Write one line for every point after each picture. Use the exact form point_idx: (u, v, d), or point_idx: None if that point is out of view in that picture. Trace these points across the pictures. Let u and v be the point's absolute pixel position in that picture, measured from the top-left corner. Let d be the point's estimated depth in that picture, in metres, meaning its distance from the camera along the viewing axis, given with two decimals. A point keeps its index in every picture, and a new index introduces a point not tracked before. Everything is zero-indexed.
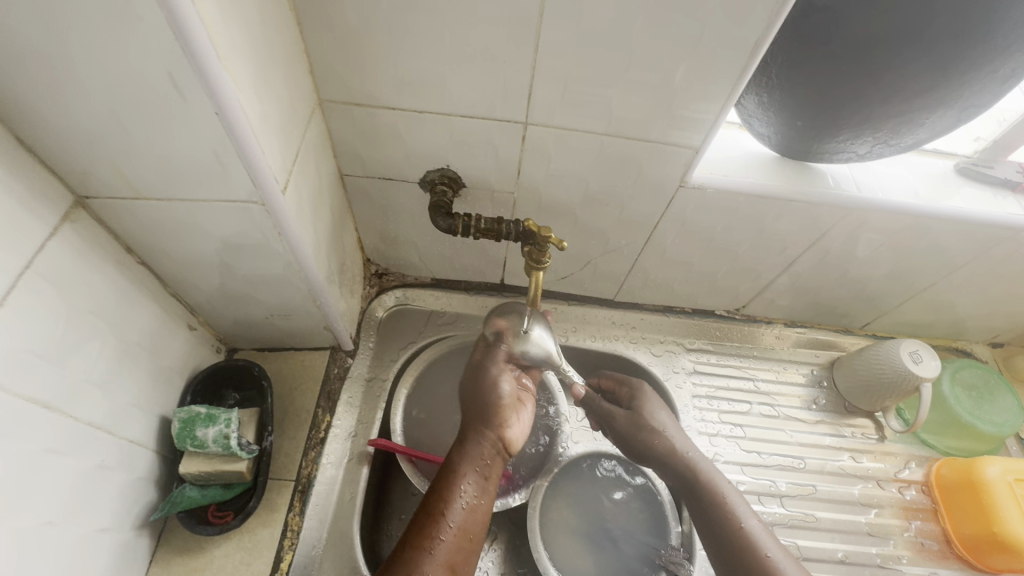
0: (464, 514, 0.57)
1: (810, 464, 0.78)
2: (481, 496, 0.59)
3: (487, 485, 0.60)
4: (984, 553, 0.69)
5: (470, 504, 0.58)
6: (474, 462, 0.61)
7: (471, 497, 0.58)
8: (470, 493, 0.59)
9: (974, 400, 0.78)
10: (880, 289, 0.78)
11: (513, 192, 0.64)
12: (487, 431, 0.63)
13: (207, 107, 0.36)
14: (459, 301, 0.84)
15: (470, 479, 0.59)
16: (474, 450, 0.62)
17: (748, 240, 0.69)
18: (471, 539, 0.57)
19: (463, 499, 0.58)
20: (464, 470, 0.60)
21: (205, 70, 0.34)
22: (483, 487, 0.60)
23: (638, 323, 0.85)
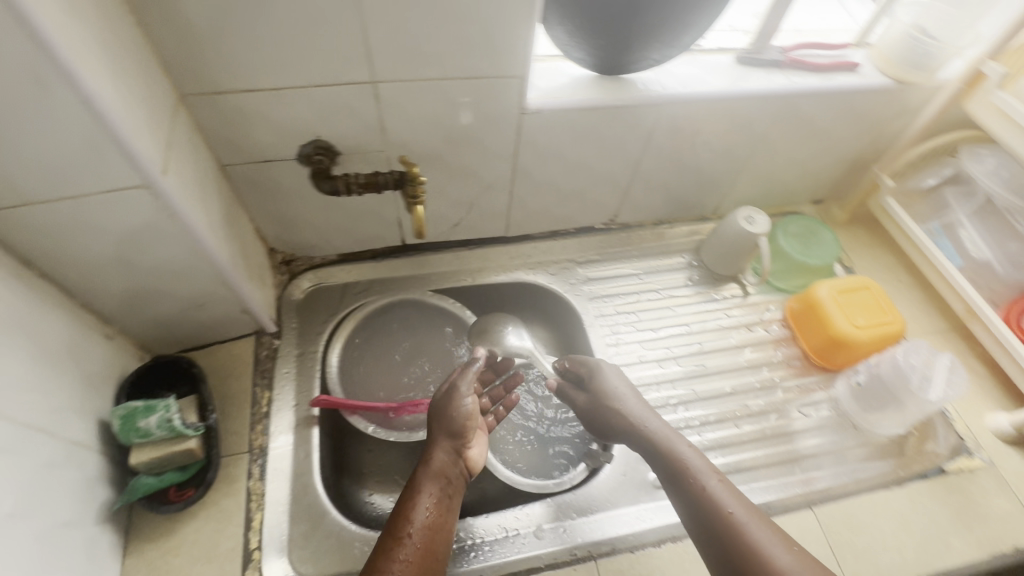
0: (425, 531, 0.60)
1: (695, 327, 0.93)
2: (441, 516, 0.62)
3: (448, 504, 0.64)
4: (831, 356, 0.87)
5: (430, 521, 0.61)
6: (435, 482, 0.64)
7: (431, 515, 0.62)
8: (429, 512, 0.62)
9: (805, 243, 0.97)
10: (713, 173, 0.94)
11: (383, 149, 0.72)
12: (443, 451, 0.67)
13: (71, 97, 0.42)
14: (369, 270, 0.91)
15: (429, 499, 0.63)
16: (434, 471, 0.65)
17: (593, 151, 0.82)
18: (433, 556, 0.59)
19: (424, 518, 0.61)
20: (424, 491, 0.63)
21: (62, 63, 0.40)
22: (441, 506, 0.63)
23: (532, 251, 0.97)
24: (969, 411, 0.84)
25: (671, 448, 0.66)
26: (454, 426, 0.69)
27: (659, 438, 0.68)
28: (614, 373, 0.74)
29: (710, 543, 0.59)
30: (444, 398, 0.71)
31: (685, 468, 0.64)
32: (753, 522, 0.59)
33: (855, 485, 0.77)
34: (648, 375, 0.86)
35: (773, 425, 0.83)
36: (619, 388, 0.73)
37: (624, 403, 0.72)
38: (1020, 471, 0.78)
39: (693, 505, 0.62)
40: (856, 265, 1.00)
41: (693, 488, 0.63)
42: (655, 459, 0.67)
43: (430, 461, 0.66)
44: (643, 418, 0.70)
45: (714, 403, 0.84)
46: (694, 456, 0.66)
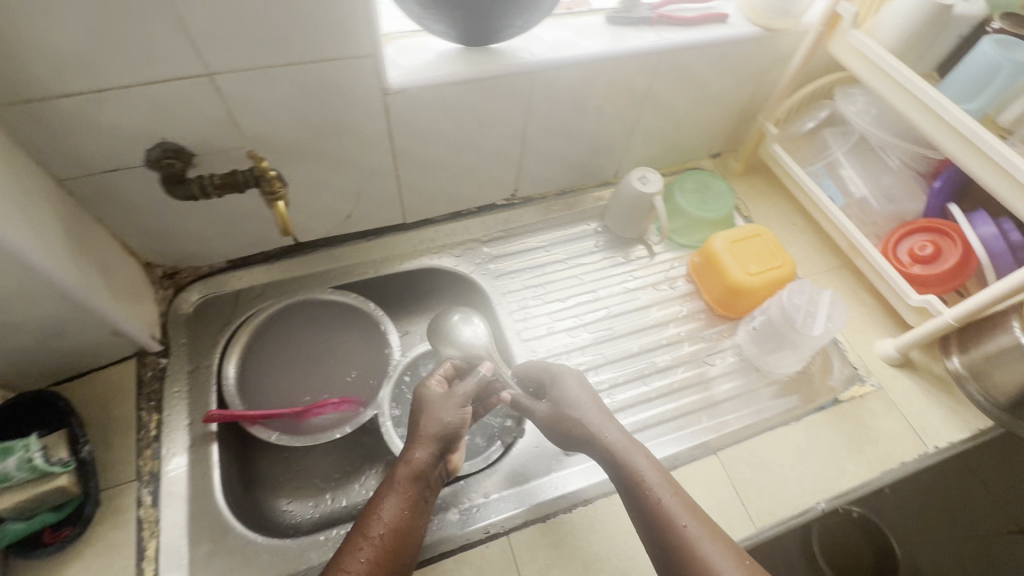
0: (392, 533, 0.59)
1: (603, 292, 0.94)
2: (412, 519, 0.61)
3: (421, 507, 0.62)
4: (731, 304, 0.89)
5: (399, 525, 0.60)
6: (411, 484, 0.62)
7: (402, 516, 0.60)
8: (398, 513, 0.60)
9: (701, 198, 0.98)
10: (605, 137, 0.94)
11: (243, 146, 0.68)
12: (425, 451, 0.64)
13: None
14: (262, 274, 0.87)
15: (402, 500, 0.61)
16: (413, 471, 0.63)
17: (474, 126, 0.80)
18: (395, 560, 0.58)
19: (392, 522, 0.59)
20: (397, 491, 0.61)
21: None
22: (414, 509, 0.62)
23: (435, 235, 0.95)
24: (859, 341, 0.88)
25: (626, 461, 0.64)
26: (442, 429, 0.66)
27: (615, 450, 0.66)
28: (576, 384, 0.72)
29: (661, 558, 0.57)
30: (441, 400, 0.68)
31: (640, 482, 0.62)
32: (704, 537, 0.57)
33: (756, 425, 0.80)
34: (558, 346, 0.86)
35: (680, 379, 0.85)
36: (578, 398, 0.70)
37: (583, 413, 0.70)
38: (905, 390, 0.84)
39: (647, 519, 0.60)
40: (753, 214, 1.02)
41: (647, 501, 0.60)
42: (613, 472, 0.65)
43: (410, 461, 0.63)
44: (599, 430, 0.67)
45: (623, 364, 0.86)
46: (650, 468, 0.64)
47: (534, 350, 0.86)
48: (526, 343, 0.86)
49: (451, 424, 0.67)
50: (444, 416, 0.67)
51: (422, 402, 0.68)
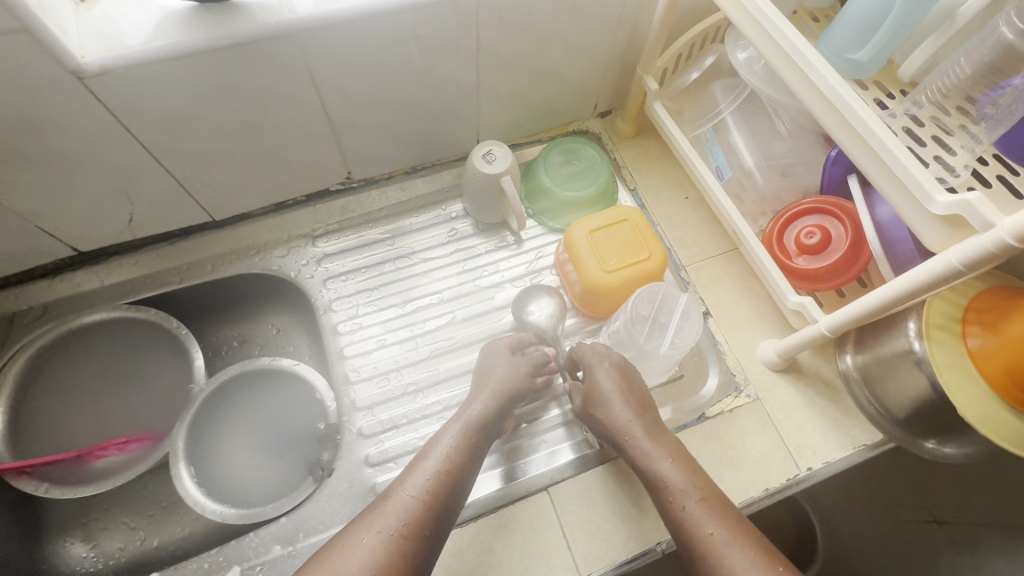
0: (453, 467, 0.59)
1: (448, 293, 0.81)
2: (470, 463, 0.61)
3: (473, 455, 0.62)
4: (593, 304, 0.76)
5: (447, 469, 0.59)
6: (476, 428, 0.63)
7: (463, 458, 0.61)
8: (461, 451, 0.61)
9: (569, 172, 0.82)
10: (444, 105, 0.77)
11: None
12: (489, 400, 0.66)
13: None
14: (41, 292, 0.75)
15: (464, 441, 0.62)
16: (478, 417, 0.64)
17: (248, 106, 0.64)
18: (439, 504, 0.57)
19: (441, 464, 0.59)
20: (460, 431, 0.62)
21: None
22: (469, 454, 0.61)
23: (255, 232, 0.81)
24: (739, 342, 0.76)
25: (651, 462, 0.61)
26: (512, 385, 0.67)
27: (642, 450, 0.62)
28: (610, 373, 0.66)
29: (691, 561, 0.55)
30: (507, 364, 0.69)
31: (663, 483, 0.59)
32: (733, 545, 0.52)
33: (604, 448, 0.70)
34: (389, 362, 0.75)
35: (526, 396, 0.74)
36: (612, 392, 0.65)
37: (610, 408, 0.65)
38: (783, 402, 0.72)
39: (674, 523, 0.57)
40: (639, 187, 0.87)
41: (675, 504, 0.57)
42: (641, 474, 0.61)
43: (478, 406, 0.64)
44: (626, 424, 0.63)
45: (459, 383, 0.74)
46: (672, 470, 0.59)
47: (357, 370, 0.75)
48: (352, 360, 0.75)
49: (516, 384, 0.68)
50: (517, 370, 0.69)
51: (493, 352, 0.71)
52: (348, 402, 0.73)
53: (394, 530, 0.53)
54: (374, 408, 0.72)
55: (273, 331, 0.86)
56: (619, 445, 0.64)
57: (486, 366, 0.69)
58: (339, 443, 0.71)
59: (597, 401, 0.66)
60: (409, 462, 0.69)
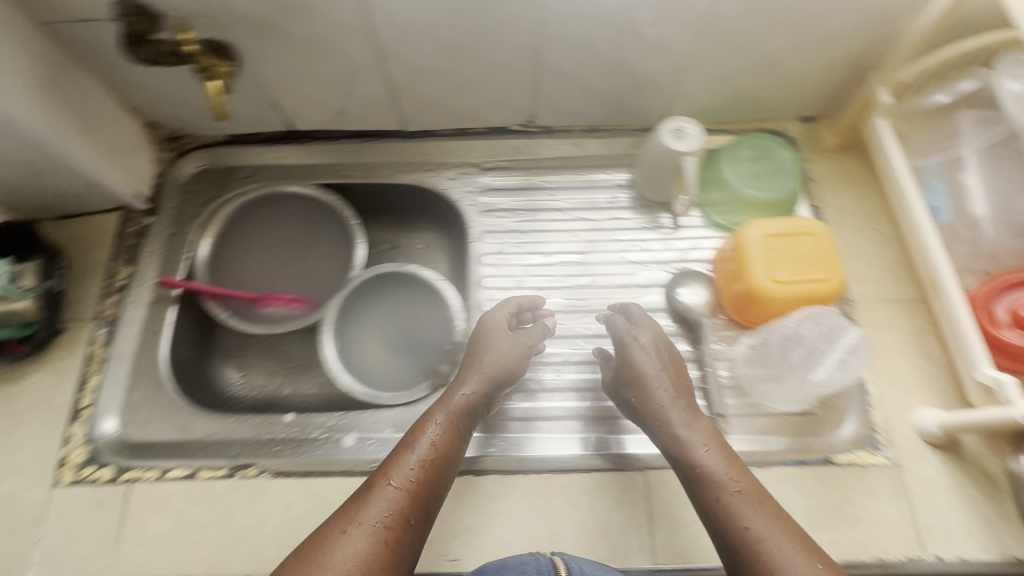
0: (437, 456, 0.56)
1: (594, 257, 0.81)
2: (453, 451, 0.58)
3: (456, 437, 0.59)
4: (745, 310, 0.72)
5: (433, 450, 0.56)
6: (460, 415, 0.60)
7: (445, 444, 0.57)
8: (445, 439, 0.57)
9: (756, 169, 0.77)
10: (648, 69, 0.75)
11: (207, 13, 0.64)
12: (474, 387, 0.62)
13: None
14: (256, 156, 0.87)
15: (445, 428, 0.58)
16: (458, 404, 0.60)
17: (473, 29, 0.68)
18: (424, 487, 0.54)
19: (428, 445, 0.56)
20: (442, 419, 0.59)
21: None
22: (454, 438, 0.58)
23: (434, 150, 0.87)
24: (893, 399, 0.69)
25: (689, 447, 0.56)
26: (499, 371, 0.63)
27: (682, 434, 0.57)
28: (649, 351, 0.63)
29: (731, 559, 0.50)
30: (510, 339, 0.65)
31: (703, 470, 0.54)
32: (789, 547, 0.48)
33: None
34: None
35: None
36: (654, 370, 0.62)
37: (648, 387, 0.61)
38: (927, 478, 0.65)
39: (713, 516, 0.52)
40: (825, 205, 0.80)
41: (717, 495, 0.53)
42: (676, 460, 0.57)
43: (467, 392, 0.61)
44: (662, 407, 0.59)
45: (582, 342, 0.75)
46: (714, 456, 0.55)
47: (494, 301, 0.78)
48: (489, 290, 0.79)
49: (512, 367, 0.64)
50: (501, 358, 0.64)
51: (477, 343, 0.65)
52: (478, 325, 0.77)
53: (379, 522, 0.50)
54: None
55: (422, 245, 0.91)
56: (653, 425, 0.60)
57: (481, 347, 0.64)
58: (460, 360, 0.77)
59: (636, 376, 0.62)
60: (520, 399, 0.72)
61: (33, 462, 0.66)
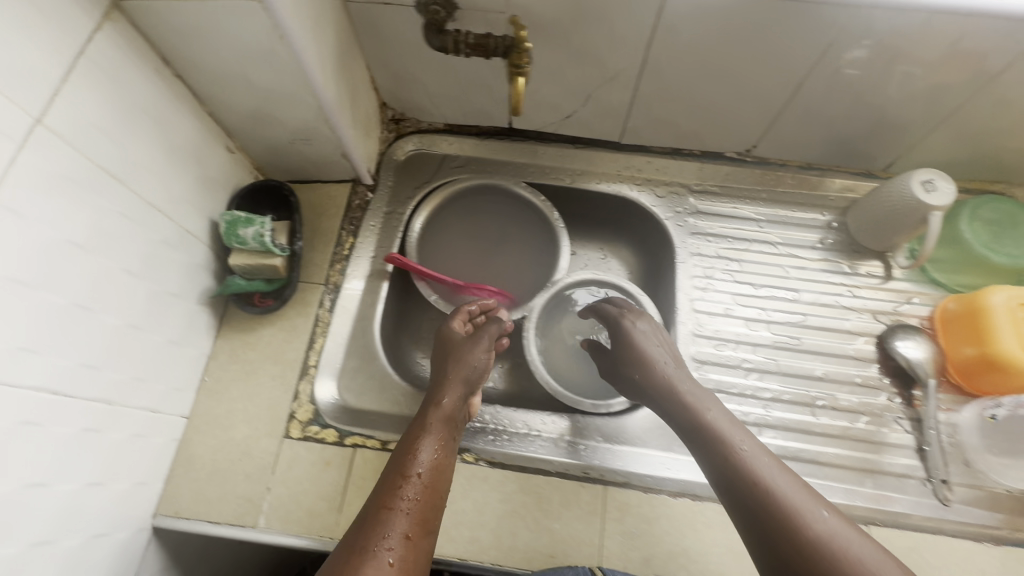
0: (433, 470, 0.59)
1: (805, 296, 0.80)
2: (447, 455, 0.62)
3: (445, 445, 0.62)
4: (975, 376, 0.71)
5: (433, 460, 0.60)
6: (445, 424, 0.63)
7: (439, 453, 0.61)
8: (439, 452, 0.61)
9: (994, 233, 0.75)
10: (903, 117, 0.74)
11: (503, 11, 0.65)
12: (455, 395, 0.66)
13: None
14: (470, 146, 0.89)
15: (438, 440, 0.62)
16: (443, 414, 0.64)
17: (748, 57, 0.67)
18: (431, 497, 0.57)
19: (425, 457, 0.59)
20: (434, 432, 0.62)
21: None
22: (445, 447, 0.62)
23: (645, 165, 0.87)
24: None
25: (699, 409, 0.60)
26: (471, 373, 0.69)
27: (690, 399, 0.62)
28: (648, 333, 0.70)
29: (747, 518, 0.51)
30: (478, 347, 0.71)
31: (717, 430, 0.58)
32: (796, 490, 0.51)
33: (935, 522, 0.65)
34: (729, 331, 0.77)
35: (857, 428, 0.71)
36: (654, 347, 0.68)
37: (653, 363, 0.66)
38: None
39: (726, 475, 0.54)
40: None
41: (727, 450, 0.55)
42: (692, 426, 0.60)
43: (443, 400, 0.65)
44: (670, 376, 0.65)
45: (793, 381, 0.74)
46: (722, 417, 0.59)
47: (706, 326, 0.77)
48: (696, 312, 0.78)
49: (479, 372, 0.70)
50: (472, 360, 0.70)
51: (455, 354, 0.70)
52: (685, 346, 0.76)
53: (396, 538, 0.52)
54: (705, 366, 0.75)
55: (603, 255, 0.92)
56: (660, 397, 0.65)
57: (460, 360, 0.69)
58: None
59: (638, 355, 0.68)
60: None
61: (264, 414, 0.69)
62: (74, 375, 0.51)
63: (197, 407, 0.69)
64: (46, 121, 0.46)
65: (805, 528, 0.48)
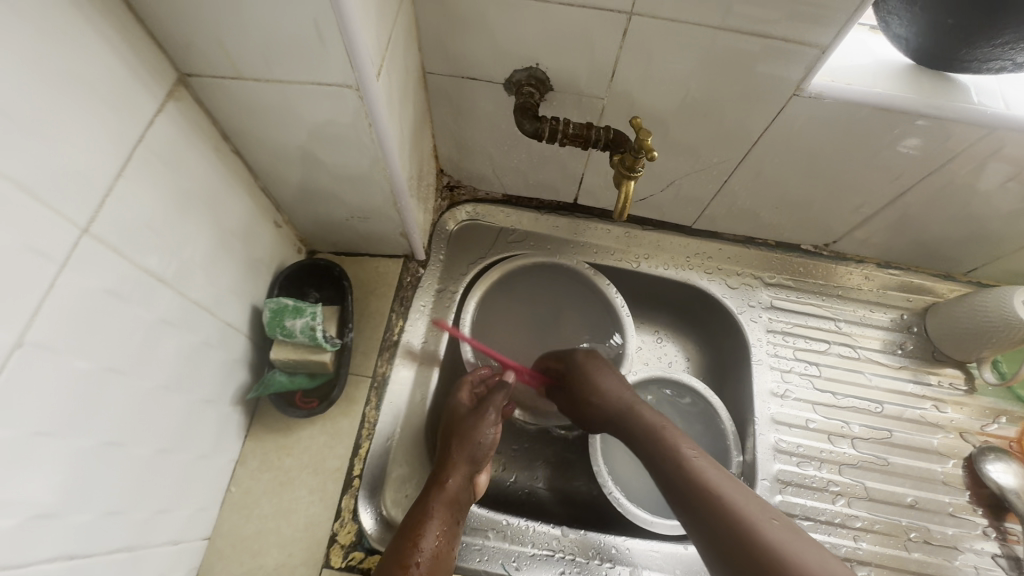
0: (436, 562, 0.54)
1: (888, 409, 0.74)
2: (450, 544, 0.56)
3: (451, 531, 0.57)
4: None
5: (437, 549, 0.55)
6: (450, 509, 0.58)
7: (441, 543, 0.55)
8: (444, 539, 0.56)
9: None
10: (1001, 228, 0.70)
11: (602, 98, 0.60)
12: (462, 476, 0.60)
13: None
14: (529, 219, 0.81)
15: (441, 527, 0.56)
16: (448, 497, 0.58)
17: (857, 163, 0.63)
18: None
19: (429, 543, 0.55)
20: (438, 517, 0.56)
21: None
22: (449, 535, 0.57)
23: (716, 253, 0.81)
24: None
25: (653, 427, 0.62)
26: (478, 451, 0.61)
27: (643, 418, 0.63)
28: (616, 375, 0.68)
29: (733, 567, 0.49)
30: (487, 422, 0.63)
31: (690, 468, 0.56)
32: (738, 489, 0.53)
33: None
34: (811, 447, 0.71)
35: (953, 567, 0.65)
36: (611, 375, 0.68)
37: (603, 384, 0.67)
38: None
39: (707, 524, 0.52)
40: None
41: (706, 489, 0.53)
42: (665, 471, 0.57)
43: (449, 481, 0.59)
44: (622, 395, 0.66)
45: (882, 507, 0.68)
46: (673, 432, 0.61)
47: (787, 442, 0.71)
48: (775, 424, 0.72)
49: (485, 451, 0.62)
50: (480, 438, 0.62)
51: (463, 429, 0.62)
52: (765, 463, 0.70)
53: None
54: (788, 488, 0.69)
55: (656, 335, 0.85)
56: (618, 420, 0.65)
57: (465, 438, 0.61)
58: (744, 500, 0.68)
59: (592, 385, 0.67)
60: None
61: (300, 537, 0.59)
62: (94, 528, 0.41)
63: (220, 526, 0.59)
64: (92, 230, 0.37)
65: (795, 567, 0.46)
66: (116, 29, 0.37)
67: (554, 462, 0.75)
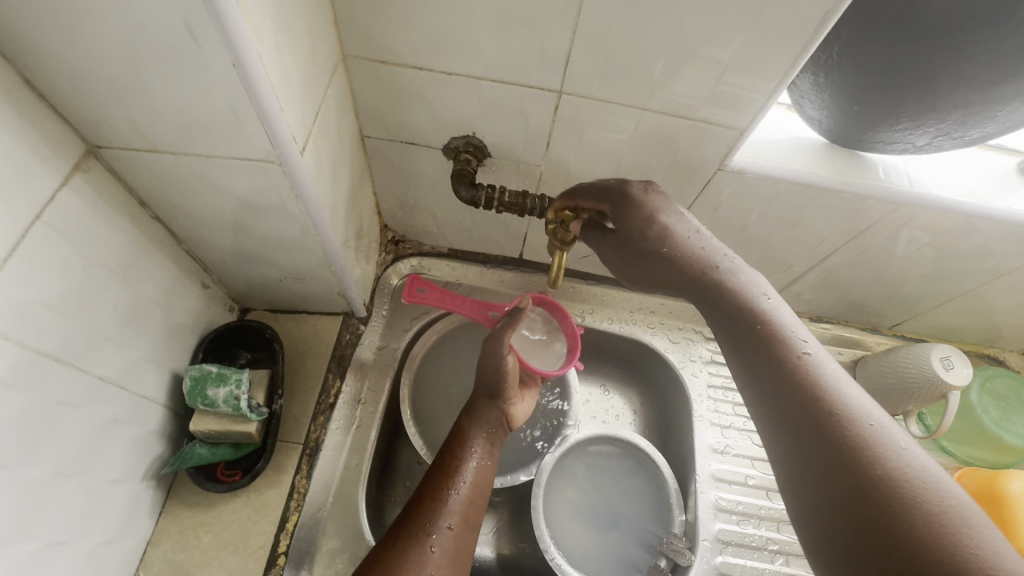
0: (477, 471, 0.60)
1: None
2: (491, 462, 0.62)
3: (492, 450, 0.63)
4: None
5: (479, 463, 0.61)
6: (481, 428, 0.64)
7: (482, 457, 0.61)
8: (483, 455, 0.62)
9: (1002, 410, 0.76)
10: (917, 289, 0.75)
11: (539, 165, 0.61)
12: (491, 403, 0.66)
13: (236, 85, 0.36)
14: (475, 273, 0.81)
15: (481, 444, 0.62)
16: (481, 419, 0.65)
17: (784, 229, 0.66)
18: (480, 494, 0.59)
19: (473, 458, 0.61)
20: (476, 435, 0.63)
21: (234, 41, 0.33)
22: (489, 451, 0.63)
23: (658, 307, 0.83)
24: None
25: (750, 294, 0.47)
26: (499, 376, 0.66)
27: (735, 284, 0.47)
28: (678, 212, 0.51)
29: (871, 532, 0.34)
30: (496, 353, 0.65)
31: (822, 389, 0.40)
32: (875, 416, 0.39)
33: None
34: (751, 504, 0.72)
35: None
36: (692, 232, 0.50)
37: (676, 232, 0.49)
38: None
39: (856, 499, 0.36)
40: None
41: (828, 417, 0.39)
42: (798, 420, 0.40)
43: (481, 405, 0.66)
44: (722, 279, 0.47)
45: None
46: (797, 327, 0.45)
47: (727, 500, 0.72)
48: (715, 482, 0.73)
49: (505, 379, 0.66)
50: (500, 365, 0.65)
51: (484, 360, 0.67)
52: (706, 523, 0.70)
53: (441, 529, 0.54)
54: (728, 548, 0.69)
55: (602, 388, 0.85)
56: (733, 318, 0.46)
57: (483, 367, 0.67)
58: (686, 565, 0.68)
59: (655, 238, 0.49)
60: None
61: None
62: None
63: None
64: None
65: (948, 526, 0.33)
66: (15, 109, 0.36)
67: (497, 524, 0.73)
